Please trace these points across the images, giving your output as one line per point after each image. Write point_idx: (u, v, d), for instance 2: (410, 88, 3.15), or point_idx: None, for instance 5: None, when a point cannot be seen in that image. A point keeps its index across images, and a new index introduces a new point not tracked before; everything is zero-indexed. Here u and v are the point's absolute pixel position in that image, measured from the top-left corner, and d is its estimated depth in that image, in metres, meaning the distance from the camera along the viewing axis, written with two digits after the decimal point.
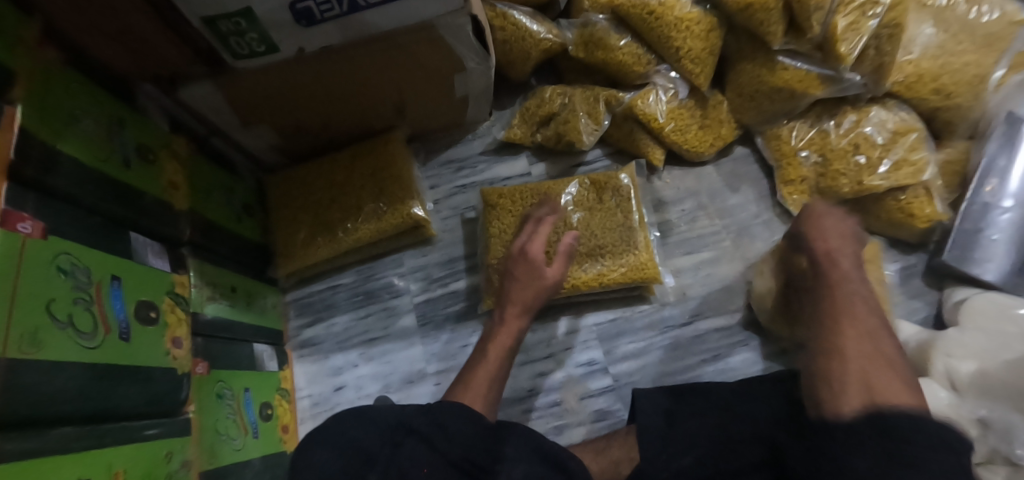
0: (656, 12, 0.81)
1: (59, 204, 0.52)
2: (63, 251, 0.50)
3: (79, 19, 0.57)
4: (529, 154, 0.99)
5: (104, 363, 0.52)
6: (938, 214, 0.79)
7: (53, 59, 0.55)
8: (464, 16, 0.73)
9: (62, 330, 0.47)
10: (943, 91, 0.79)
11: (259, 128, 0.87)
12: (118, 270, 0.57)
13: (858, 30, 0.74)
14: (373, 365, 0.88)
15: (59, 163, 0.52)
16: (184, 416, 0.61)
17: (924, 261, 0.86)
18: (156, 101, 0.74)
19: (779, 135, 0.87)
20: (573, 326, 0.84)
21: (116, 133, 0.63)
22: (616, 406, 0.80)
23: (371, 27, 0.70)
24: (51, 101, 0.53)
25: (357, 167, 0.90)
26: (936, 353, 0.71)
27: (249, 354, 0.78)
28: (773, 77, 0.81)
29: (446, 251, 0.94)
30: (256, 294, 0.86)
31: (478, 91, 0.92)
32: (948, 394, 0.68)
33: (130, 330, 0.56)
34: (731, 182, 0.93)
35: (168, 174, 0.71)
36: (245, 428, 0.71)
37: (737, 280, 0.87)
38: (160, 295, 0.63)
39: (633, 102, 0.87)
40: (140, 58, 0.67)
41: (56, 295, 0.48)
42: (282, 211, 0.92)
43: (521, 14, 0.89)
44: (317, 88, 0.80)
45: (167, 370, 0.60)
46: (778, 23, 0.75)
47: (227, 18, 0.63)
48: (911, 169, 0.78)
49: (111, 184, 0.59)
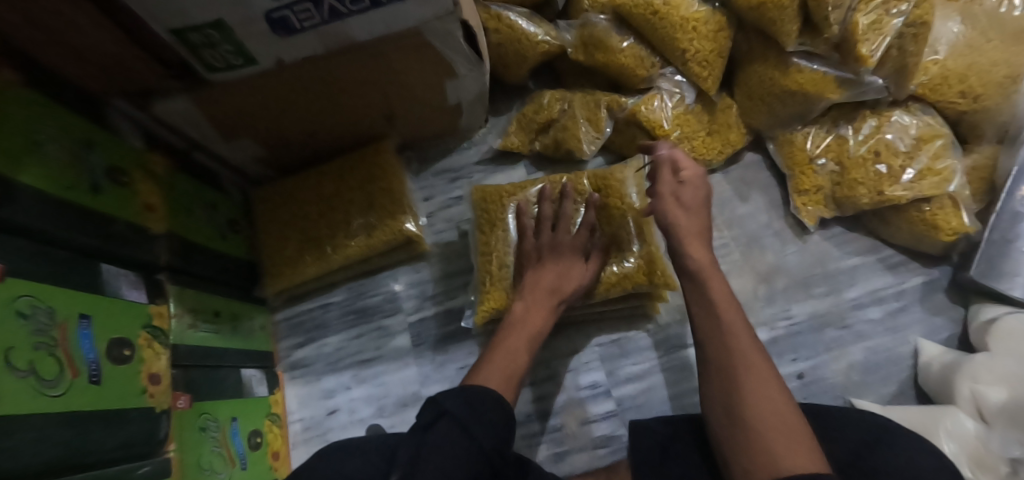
0: (661, 12, 0.75)
1: (18, 240, 0.49)
2: (24, 293, 0.47)
3: (39, 38, 0.53)
4: (527, 163, 0.94)
5: (72, 410, 0.48)
6: (964, 225, 0.73)
7: (11, 80, 0.51)
8: (453, 21, 0.68)
9: (22, 379, 0.44)
10: (972, 93, 0.73)
11: (242, 141, 0.83)
12: (87, 307, 0.54)
13: (881, 30, 0.68)
14: (367, 387, 0.85)
15: (19, 197, 0.49)
16: (164, 456, 0.58)
17: (948, 275, 0.81)
18: (129, 118, 0.70)
19: (793, 140, 0.81)
20: (574, 347, 0.81)
21: (82, 157, 0.59)
22: (619, 431, 0.76)
23: (353, 35, 0.66)
24: (11, 125, 0.50)
25: (346, 181, 0.86)
26: (962, 378, 0.67)
27: (236, 380, 0.76)
28: (786, 78, 0.75)
29: (441, 266, 0.90)
30: (242, 315, 0.83)
31: (470, 98, 0.87)
32: (974, 424, 0.64)
33: (101, 371, 0.53)
34: (741, 191, 0.88)
35: (144, 195, 0.67)
36: (232, 460, 0.69)
37: (747, 297, 0.82)
38: (136, 330, 0.60)
39: (636, 108, 0.82)
40: (112, 76, 0.63)
41: (16, 343, 0.45)
42: (269, 226, 0.88)
43: (516, 14, 0.84)
44: (298, 99, 0.76)
45: (142, 410, 0.57)
46: (792, 22, 0.70)
47: (197, 30, 0.59)
48: (936, 178, 0.73)
49: (79, 214, 0.56)
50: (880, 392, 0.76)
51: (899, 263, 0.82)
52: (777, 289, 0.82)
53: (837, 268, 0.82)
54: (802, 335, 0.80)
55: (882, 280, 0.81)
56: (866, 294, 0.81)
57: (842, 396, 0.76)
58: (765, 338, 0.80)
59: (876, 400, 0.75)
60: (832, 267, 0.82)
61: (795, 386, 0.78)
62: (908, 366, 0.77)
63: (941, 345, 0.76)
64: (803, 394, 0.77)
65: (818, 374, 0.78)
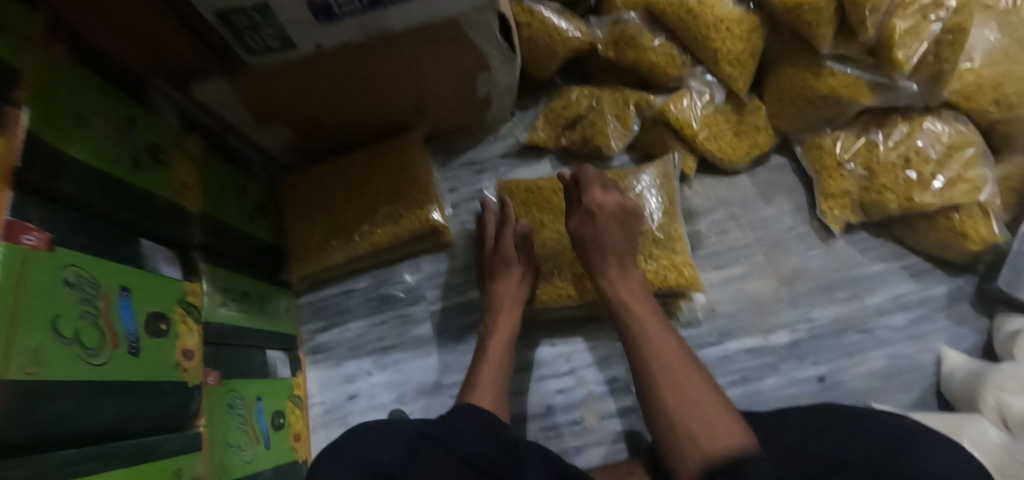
0: (695, 11, 0.76)
1: (65, 211, 0.50)
2: (71, 263, 0.48)
3: (88, 13, 0.54)
4: (553, 158, 0.94)
5: (112, 379, 0.49)
6: (993, 235, 0.73)
7: (60, 55, 0.52)
8: (490, 13, 0.69)
9: (67, 347, 0.45)
10: (1005, 102, 0.73)
11: (274, 126, 0.84)
12: (128, 280, 0.55)
13: (919, 35, 0.69)
14: (387, 373, 0.86)
15: (67, 169, 0.50)
16: (194, 430, 0.59)
17: (973, 284, 0.80)
18: (168, 98, 0.71)
19: (822, 144, 0.82)
20: (596, 342, 0.81)
21: (124, 133, 0.60)
22: (638, 427, 0.77)
23: (391, 24, 0.67)
24: (58, 99, 0.50)
25: (373, 169, 0.87)
26: (987, 387, 0.67)
27: (261, 361, 0.77)
28: (818, 82, 0.76)
29: (463, 257, 0.90)
30: (269, 298, 0.84)
31: (500, 91, 0.87)
32: (999, 432, 0.64)
33: (140, 343, 0.54)
34: (767, 194, 0.87)
35: (180, 175, 0.68)
36: (256, 438, 0.70)
37: (769, 299, 0.82)
38: (172, 305, 0.61)
39: (665, 106, 0.83)
40: (154, 57, 0.64)
41: (62, 310, 0.46)
42: (297, 211, 0.89)
43: (549, 10, 0.85)
44: (333, 86, 0.77)
45: (176, 383, 0.58)
46: (828, 25, 0.70)
47: (241, 12, 0.60)
48: (966, 186, 0.73)
49: (121, 188, 0.57)
50: (900, 398, 0.76)
51: (925, 271, 0.81)
52: (800, 292, 0.82)
53: (861, 273, 0.82)
54: (822, 339, 0.80)
55: (906, 287, 0.81)
56: (890, 301, 0.81)
57: (862, 401, 0.76)
58: (787, 340, 0.80)
59: (897, 406, 0.75)
60: (856, 272, 0.82)
61: (815, 389, 0.78)
62: (930, 374, 0.77)
63: (965, 354, 0.75)
64: (824, 397, 0.77)
65: (838, 377, 0.78)
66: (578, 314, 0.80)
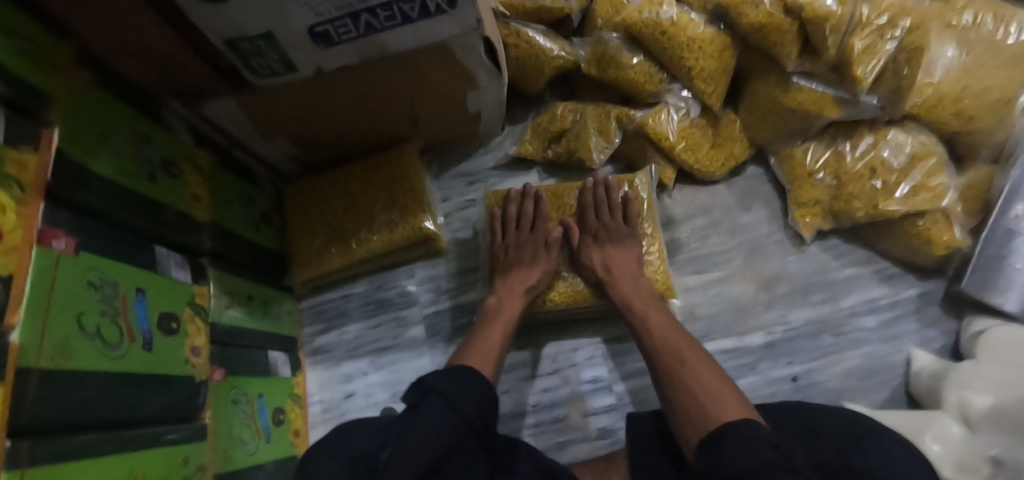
0: (669, 32, 0.82)
1: (87, 220, 0.56)
2: (93, 267, 0.54)
3: (115, 46, 0.62)
4: (540, 169, 0.99)
5: (128, 371, 0.55)
6: (956, 241, 0.77)
7: (82, 79, 0.59)
8: (476, 36, 0.75)
9: (89, 341, 0.51)
10: (965, 114, 0.76)
11: (278, 140, 0.90)
12: (143, 283, 0.61)
13: (875, 54, 0.74)
14: (383, 373, 0.89)
15: (88, 182, 0.57)
16: (201, 422, 0.64)
17: (943, 288, 0.84)
18: (180, 116, 0.77)
19: (793, 155, 0.86)
20: (579, 343, 0.85)
21: (141, 149, 0.66)
22: (620, 424, 0.81)
23: (385, 48, 0.73)
24: (84, 125, 0.58)
25: (371, 180, 0.92)
26: (950, 385, 0.70)
27: (263, 360, 0.82)
28: (787, 97, 0.81)
29: (456, 264, 0.95)
30: (272, 301, 0.89)
31: (489, 106, 0.92)
32: (960, 429, 0.67)
33: (153, 340, 0.60)
34: (743, 202, 0.91)
35: (192, 187, 0.74)
36: (258, 432, 0.75)
37: (747, 301, 0.85)
38: (182, 306, 0.66)
39: (644, 120, 0.88)
40: (168, 78, 0.71)
41: (84, 309, 0.52)
42: (299, 219, 0.95)
43: (535, 31, 0.91)
44: (332, 103, 0.83)
45: (185, 378, 0.63)
46: (793, 45, 0.76)
47: (248, 40, 0.66)
48: (929, 194, 0.76)
49: (135, 199, 0.63)
50: (872, 397, 0.79)
51: (895, 275, 0.85)
52: (777, 296, 0.85)
53: (835, 277, 0.86)
54: (798, 341, 0.82)
55: (878, 290, 0.84)
56: (863, 303, 0.84)
57: (836, 399, 0.79)
58: (763, 341, 0.83)
59: (868, 404, 0.78)
60: (830, 276, 0.86)
61: (789, 388, 0.80)
62: (901, 373, 0.80)
63: (933, 355, 0.79)
64: (798, 396, 0.80)
65: (813, 377, 0.81)
66: (559, 317, 0.85)
